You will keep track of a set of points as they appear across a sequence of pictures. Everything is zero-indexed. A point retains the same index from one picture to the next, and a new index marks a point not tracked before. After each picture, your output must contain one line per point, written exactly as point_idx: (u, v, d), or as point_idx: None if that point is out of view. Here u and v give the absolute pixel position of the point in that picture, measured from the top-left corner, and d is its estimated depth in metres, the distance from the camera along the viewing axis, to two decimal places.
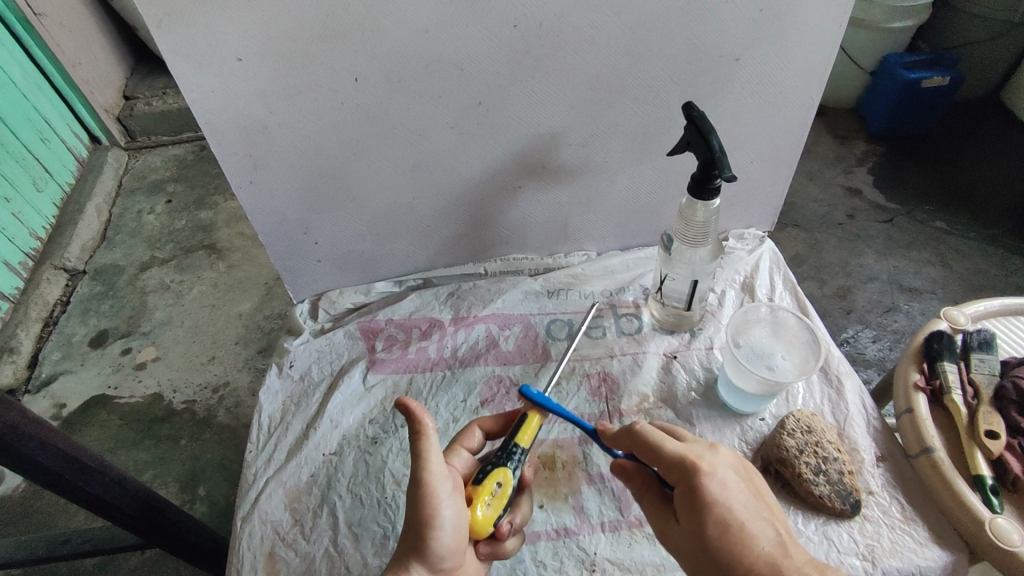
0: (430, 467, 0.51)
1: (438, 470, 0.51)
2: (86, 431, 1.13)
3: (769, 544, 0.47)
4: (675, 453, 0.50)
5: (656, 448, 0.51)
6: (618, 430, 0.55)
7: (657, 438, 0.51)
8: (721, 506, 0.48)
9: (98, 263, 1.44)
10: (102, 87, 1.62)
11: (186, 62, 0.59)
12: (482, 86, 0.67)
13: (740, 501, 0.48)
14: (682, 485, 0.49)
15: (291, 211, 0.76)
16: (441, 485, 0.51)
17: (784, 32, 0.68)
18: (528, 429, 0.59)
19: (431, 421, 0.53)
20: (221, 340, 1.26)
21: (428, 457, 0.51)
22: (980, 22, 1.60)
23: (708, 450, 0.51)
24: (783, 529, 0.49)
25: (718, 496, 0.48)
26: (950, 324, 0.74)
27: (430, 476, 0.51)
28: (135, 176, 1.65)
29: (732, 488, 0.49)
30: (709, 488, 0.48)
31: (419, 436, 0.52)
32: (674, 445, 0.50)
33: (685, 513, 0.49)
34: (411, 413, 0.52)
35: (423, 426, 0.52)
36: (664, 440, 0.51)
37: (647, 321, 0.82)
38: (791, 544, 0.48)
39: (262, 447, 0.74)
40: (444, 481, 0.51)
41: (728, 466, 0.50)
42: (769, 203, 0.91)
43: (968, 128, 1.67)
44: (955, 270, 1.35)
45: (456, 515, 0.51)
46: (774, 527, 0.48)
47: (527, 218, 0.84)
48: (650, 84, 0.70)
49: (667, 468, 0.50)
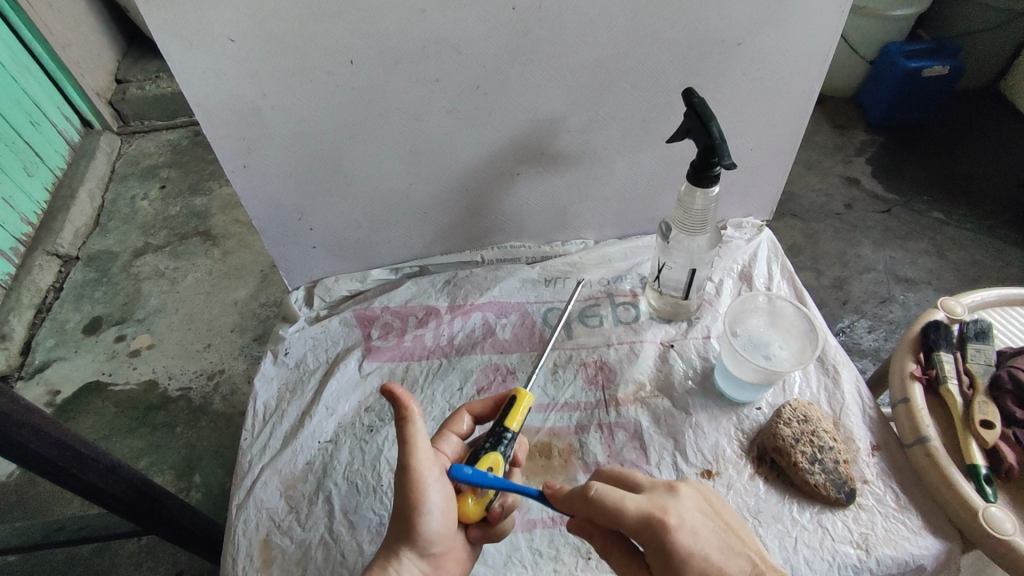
0: (418, 453, 0.51)
1: (425, 457, 0.51)
2: (80, 418, 1.13)
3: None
4: (638, 511, 0.48)
5: (617, 510, 0.48)
6: (568, 491, 0.51)
7: (617, 499, 0.48)
8: (696, 558, 0.46)
9: (91, 249, 1.42)
10: (93, 70, 1.59)
11: (178, 43, 0.58)
12: (479, 70, 0.66)
13: (714, 547, 0.47)
14: (651, 542, 0.47)
15: (286, 197, 0.76)
16: (429, 471, 0.51)
17: (786, 17, 0.67)
18: (517, 411, 0.58)
19: (417, 406, 0.52)
20: (216, 328, 1.26)
21: (416, 444, 0.51)
22: None
23: (670, 497, 0.49)
24: (759, 560, 0.48)
25: (692, 547, 0.46)
26: (947, 314, 0.74)
27: (418, 462, 0.51)
28: (128, 161, 1.63)
29: (699, 534, 0.47)
30: (682, 542, 0.46)
31: (405, 422, 0.52)
32: (635, 501, 0.48)
33: (659, 570, 0.47)
34: (398, 400, 0.51)
35: (411, 413, 0.51)
36: (625, 499, 0.48)
37: (644, 309, 0.82)
38: (771, 574, 0.47)
39: (258, 434, 0.73)
40: (432, 467, 0.51)
41: (693, 510, 0.49)
42: (768, 192, 0.91)
43: (967, 118, 1.67)
44: (951, 260, 1.35)
45: (444, 499, 0.51)
46: (749, 564, 0.47)
47: (525, 205, 0.84)
48: (650, 69, 0.69)
49: (633, 531, 0.48)
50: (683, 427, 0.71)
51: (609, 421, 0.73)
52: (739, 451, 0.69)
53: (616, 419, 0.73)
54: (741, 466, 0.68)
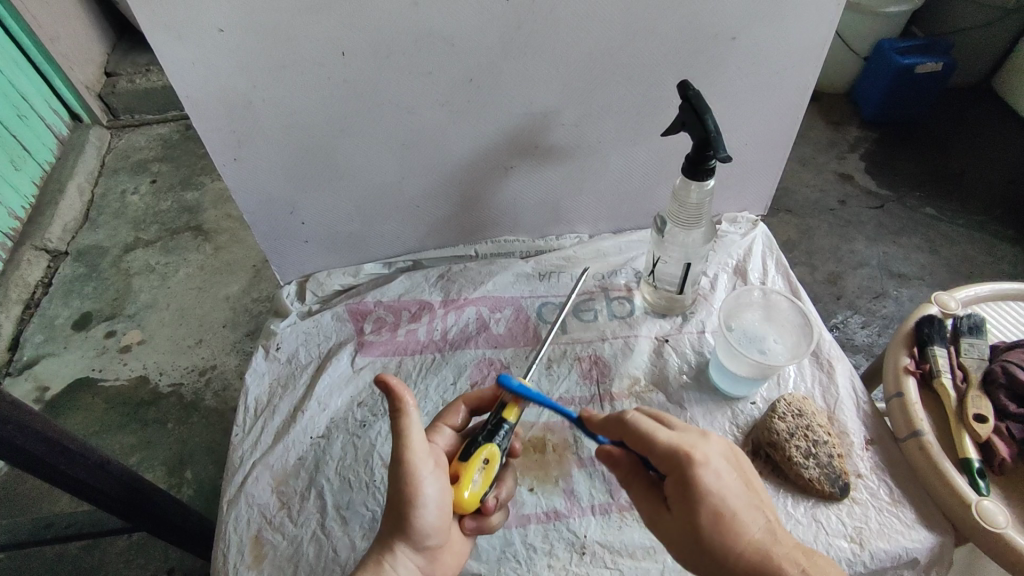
0: (412, 446, 0.50)
1: (420, 449, 0.51)
2: (69, 414, 1.11)
3: (759, 532, 0.47)
4: (668, 444, 0.49)
5: (648, 438, 0.50)
6: (606, 416, 0.54)
7: (650, 429, 0.50)
8: (713, 495, 0.47)
9: (81, 244, 1.41)
10: (82, 63, 1.57)
11: (165, 32, 0.57)
12: (472, 62, 0.65)
13: (733, 491, 0.48)
14: (676, 476, 0.49)
15: (277, 190, 0.75)
16: (424, 464, 0.51)
17: (782, 10, 0.67)
18: (514, 403, 0.58)
19: (411, 398, 0.51)
20: (207, 323, 1.24)
21: (410, 436, 0.50)
22: (975, 7, 1.59)
23: (699, 439, 0.50)
24: (772, 518, 0.49)
25: (709, 486, 0.47)
26: (941, 308, 0.74)
27: (412, 455, 0.50)
28: (118, 155, 1.61)
29: (722, 476, 0.48)
30: (704, 479, 0.48)
31: (399, 415, 0.51)
32: (666, 435, 0.50)
33: (677, 502, 0.48)
34: (392, 391, 0.51)
35: (405, 405, 0.51)
36: (657, 431, 0.50)
37: (639, 304, 0.82)
38: (783, 534, 0.47)
39: (249, 430, 0.73)
40: (426, 460, 0.51)
41: (719, 455, 0.50)
42: (763, 186, 0.90)
43: (961, 115, 1.67)
44: (944, 256, 1.36)
45: (439, 492, 0.51)
46: (763, 515, 0.48)
47: (519, 199, 0.83)
48: (645, 62, 0.69)
49: (659, 458, 0.49)
50: (678, 422, 0.71)
51: (603, 416, 0.72)
52: (733, 446, 0.69)
53: (610, 414, 0.72)
54: None
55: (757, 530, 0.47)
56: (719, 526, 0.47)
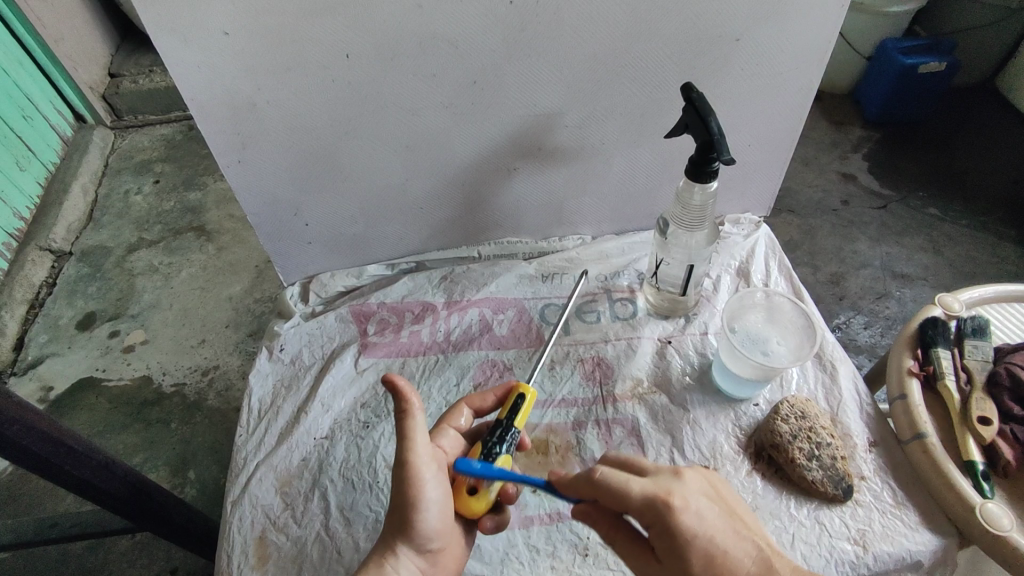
0: (416, 449, 0.51)
1: (423, 452, 0.51)
2: (73, 414, 1.12)
3: (752, 568, 0.47)
4: (643, 493, 0.48)
5: (622, 494, 0.48)
6: (576, 475, 0.52)
7: (622, 482, 0.49)
8: (701, 538, 0.46)
9: (85, 245, 1.41)
10: (86, 63, 1.57)
11: (170, 34, 0.57)
12: (475, 64, 0.65)
13: (718, 532, 0.47)
14: (658, 526, 0.47)
15: (281, 192, 0.75)
16: (427, 467, 0.51)
17: (786, 12, 0.67)
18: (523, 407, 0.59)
19: (417, 400, 0.52)
20: (211, 323, 1.25)
21: (415, 439, 0.51)
22: (980, 7, 1.58)
23: (674, 480, 0.49)
24: (764, 544, 0.49)
25: (693, 531, 0.46)
26: (945, 310, 0.74)
27: (416, 458, 0.50)
28: (122, 155, 1.61)
29: (702, 514, 0.47)
30: (687, 524, 0.46)
31: (404, 416, 0.51)
32: (640, 484, 0.48)
33: (666, 552, 0.47)
34: (399, 393, 0.51)
35: (411, 407, 0.51)
36: (630, 482, 0.49)
37: (642, 306, 0.82)
38: (776, 559, 0.48)
39: (253, 431, 0.73)
40: (429, 463, 0.51)
41: (698, 494, 0.49)
42: (766, 188, 0.90)
43: (964, 115, 1.67)
44: (947, 257, 1.36)
45: (441, 496, 0.51)
46: (753, 548, 0.48)
47: (521, 200, 0.83)
48: (648, 64, 0.69)
49: (639, 512, 0.48)
50: (680, 424, 0.71)
51: (606, 417, 0.72)
52: (736, 447, 0.69)
53: (613, 416, 0.72)
54: (739, 463, 0.68)
55: (752, 568, 0.47)
56: (712, 570, 0.46)
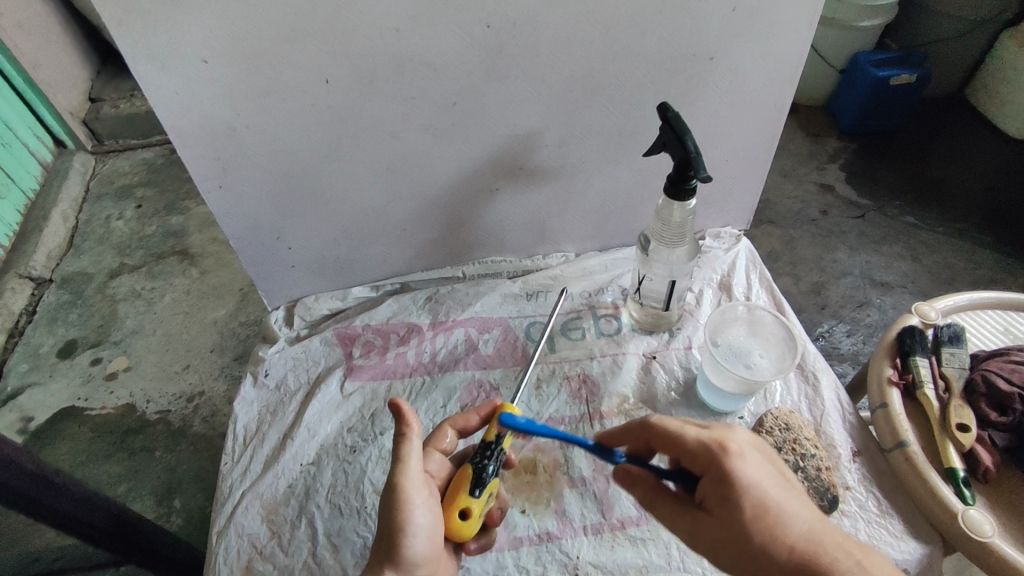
0: (409, 471, 0.51)
1: (414, 476, 0.51)
2: (54, 445, 1.10)
3: (807, 532, 0.45)
4: (698, 439, 0.48)
5: (677, 437, 0.50)
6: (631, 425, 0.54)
7: (679, 429, 0.50)
8: (753, 488, 0.45)
9: (65, 271, 1.40)
10: (65, 89, 1.57)
11: (149, 63, 0.58)
12: (454, 87, 0.66)
13: (773, 490, 0.46)
14: (712, 471, 0.47)
15: (263, 217, 0.75)
16: (417, 493, 0.51)
17: (756, 31, 0.69)
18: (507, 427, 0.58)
19: (417, 425, 0.52)
20: (195, 348, 1.23)
21: (409, 462, 0.51)
22: (946, 21, 1.63)
23: (728, 430, 0.49)
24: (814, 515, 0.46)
25: (744, 481, 0.46)
26: (922, 318, 0.75)
27: (406, 481, 0.50)
28: (103, 180, 1.60)
29: (757, 469, 0.47)
30: (741, 470, 0.46)
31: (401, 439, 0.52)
32: (695, 431, 0.49)
33: (716, 500, 0.46)
34: (399, 414, 0.52)
35: (409, 430, 0.52)
36: (685, 430, 0.50)
37: (626, 321, 0.82)
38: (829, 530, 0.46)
39: (238, 459, 0.72)
40: (420, 488, 0.51)
41: (755, 450, 0.48)
42: (744, 202, 0.92)
43: (936, 124, 1.71)
44: (925, 264, 1.38)
45: (431, 522, 0.51)
46: (808, 507, 0.46)
47: (504, 219, 0.84)
48: (624, 84, 0.70)
49: (693, 455, 0.48)
50: None
51: (594, 434, 0.73)
52: None
53: (600, 432, 0.73)
54: None
55: (801, 525, 0.45)
56: (764, 521, 0.45)
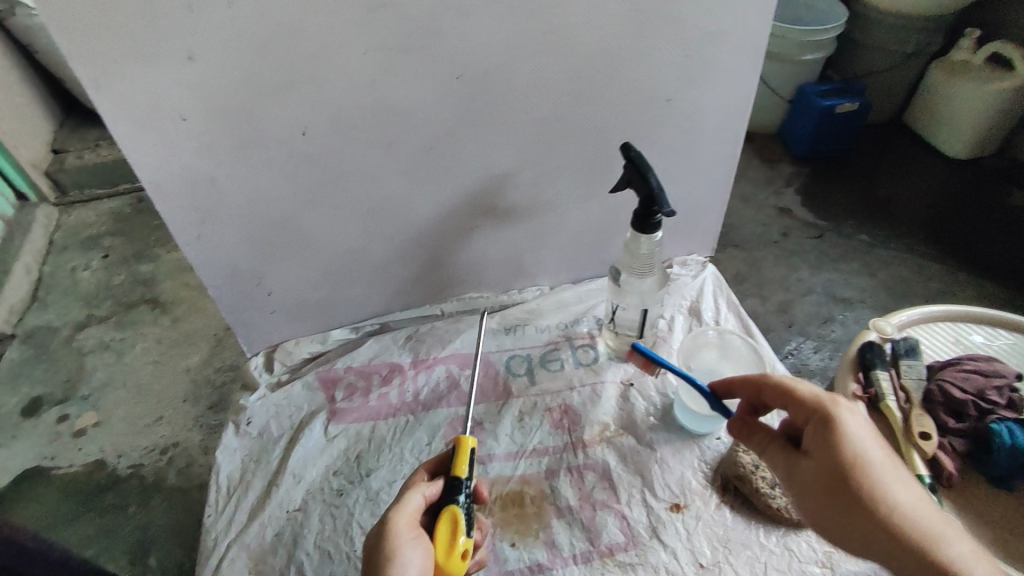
0: (401, 513, 0.54)
1: (404, 517, 0.53)
2: (19, 508, 1.06)
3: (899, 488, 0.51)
4: (811, 397, 0.56)
5: (790, 394, 0.57)
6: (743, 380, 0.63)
7: (793, 387, 0.57)
8: (856, 447, 0.52)
9: (29, 326, 1.36)
10: (27, 142, 1.56)
11: (128, 121, 0.59)
12: (428, 134, 0.69)
13: (873, 446, 0.53)
14: (814, 424, 0.54)
15: (242, 265, 0.76)
16: (405, 530, 0.53)
17: (708, 73, 0.74)
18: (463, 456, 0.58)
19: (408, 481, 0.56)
20: (168, 398, 1.21)
21: (404, 505, 0.54)
22: (881, 54, 1.75)
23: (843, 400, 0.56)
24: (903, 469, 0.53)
25: (852, 428, 0.53)
26: (879, 334, 0.80)
27: (395, 521, 0.53)
28: (68, 232, 1.58)
29: (865, 428, 0.54)
30: (845, 428, 0.53)
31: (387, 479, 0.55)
32: (810, 391, 0.56)
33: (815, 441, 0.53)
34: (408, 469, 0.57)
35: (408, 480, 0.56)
36: (803, 389, 0.57)
37: (603, 350, 0.85)
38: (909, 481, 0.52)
39: (222, 509, 0.71)
40: (409, 526, 0.53)
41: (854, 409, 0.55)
42: (708, 230, 0.97)
43: (881, 148, 1.82)
44: (881, 279, 1.45)
45: (420, 556, 0.51)
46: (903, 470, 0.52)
47: (480, 257, 0.86)
48: (589, 125, 0.74)
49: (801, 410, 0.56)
50: (649, 463, 0.73)
51: (578, 463, 0.74)
52: (703, 482, 0.72)
53: (584, 461, 0.74)
54: (707, 497, 0.70)
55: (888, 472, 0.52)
56: (856, 469, 0.51)
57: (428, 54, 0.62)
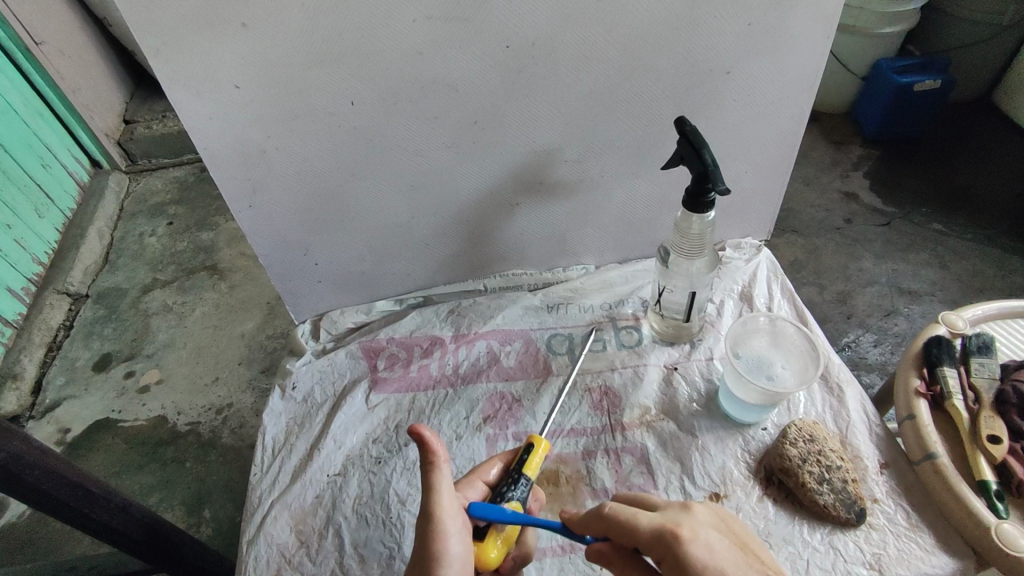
0: (441, 501, 0.50)
1: (447, 504, 0.50)
2: (90, 455, 1.13)
3: None
4: (651, 527, 0.49)
5: (631, 526, 0.49)
6: (585, 513, 0.53)
7: (630, 517, 0.50)
8: (711, 566, 0.46)
9: (101, 287, 1.45)
10: (102, 112, 1.63)
11: (185, 90, 0.60)
12: (475, 106, 0.68)
13: (729, 559, 0.47)
14: (666, 559, 0.47)
15: (292, 233, 0.77)
16: (452, 520, 0.50)
17: (774, 44, 0.69)
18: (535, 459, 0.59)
19: (443, 452, 0.52)
20: (224, 361, 1.27)
21: (440, 491, 0.51)
22: (971, 26, 1.61)
23: (682, 512, 0.50)
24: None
25: (699, 555, 0.46)
26: (949, 328, 0.74)
27: (441, 510, 0.50)
28: (136, 199, 1.66)
29: (715, 546, 0.47)
30: (694, 555, 0.46)
31: (431, 468, 0.51)
32: (648, 518, 0.49)
33: None
34: (424, 445, 0.51)
35: (434, 458, 0.51)
36: (638, 516, 0.50)
37: (647, 333, 0.83)
38: None
39: (267, 469, 0.74)
40: (454, 517, 0.50)
41: (708, 527, 0.49)
42: (765, 213, 0.92)
43: (962, 129, 1.68)
44: (953, 272, 1.35)
45: (465, 552, 0.50)
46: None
47: (525, 233, 0.85)
48: (642, 99, 0.71)
49: (647, 544, 0.49)
50: (690, 450, 0.71)
51: (616, 446, 0.73)
52: (746, 472, 0.69)
53: (623, 444, 0.73)
54: (749, 489, 0.68)
55: None
56: None
57: (478, 22, 0.60)
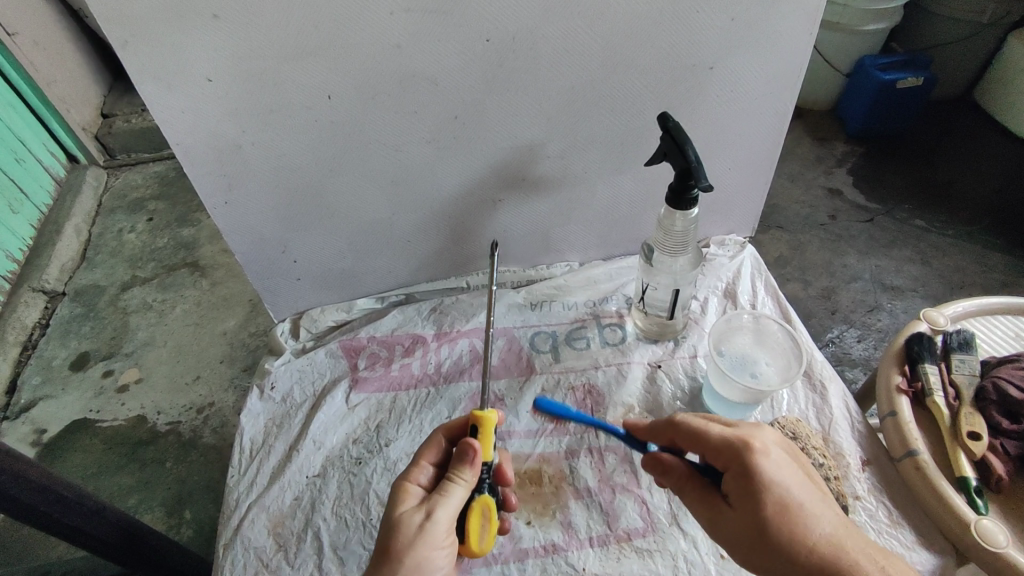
0: (444, 512, 0.49)
1: (447, 518, 0.49)
2: (67, 457, 1.11)
3: (829, 526, 0.47)
4: (723, 437, 0.51)
5: (701, 434, 0.52)
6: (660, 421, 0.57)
7: (703, 426, 0.53)
8: (778, 485, 0.48)
9: (78, 284, 1.42)
10: (79, 105, 1.59)
11: (155, 82, 0.59)
12: (456, 101, 0.67)
13: (798, 484, 0.48)
14: (734, 467, 0.50)
15: (269, 230, 0.76)
16: (443, 536, 0.49)
17: (757, 40, 0.69)
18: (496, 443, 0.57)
19: (472, 471, 0.51)
20: (205, 360, 1.24)
21: (449, 502, 0.50)
22: (953, 23, 1.61)
23: (755, 430, 0.52)
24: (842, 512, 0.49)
25: (771, 469, 0.48)
26: (930, 325, 0.74)
27: (440, 520, 0.49)
28: (115, 194, 1.62)
29: (787, 466, 0.49)
30: (762, 466, 0.48)
31: (456, 479, 0.51)
32: (721, 429, 0.52)
33: (738, 493, 0.49)
34: (464, 456, 0.52)
35: (463, 473, 0.51)
36: (710, 427, 0.53)
37: (631, 330, 0.82)
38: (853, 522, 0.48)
39: (245, 471, 0.72)
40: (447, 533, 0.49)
41: (778, 445, 0.51)
42: (749, 209, 0.92)
43: (944, 127, 1.70)
44: (935, 268, 1.37)
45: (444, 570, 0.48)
46: (832, 510, 0.48)
47: (508, 230, 0.84)
48: (625, 94, 0.71)
49: (717, 452, 0.51)
50: None
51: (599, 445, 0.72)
52: None
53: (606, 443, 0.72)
54: None
55: (825, 522, 0.47)
56: (785, 513, 0.47)
57: (458, 15, 0.59)
